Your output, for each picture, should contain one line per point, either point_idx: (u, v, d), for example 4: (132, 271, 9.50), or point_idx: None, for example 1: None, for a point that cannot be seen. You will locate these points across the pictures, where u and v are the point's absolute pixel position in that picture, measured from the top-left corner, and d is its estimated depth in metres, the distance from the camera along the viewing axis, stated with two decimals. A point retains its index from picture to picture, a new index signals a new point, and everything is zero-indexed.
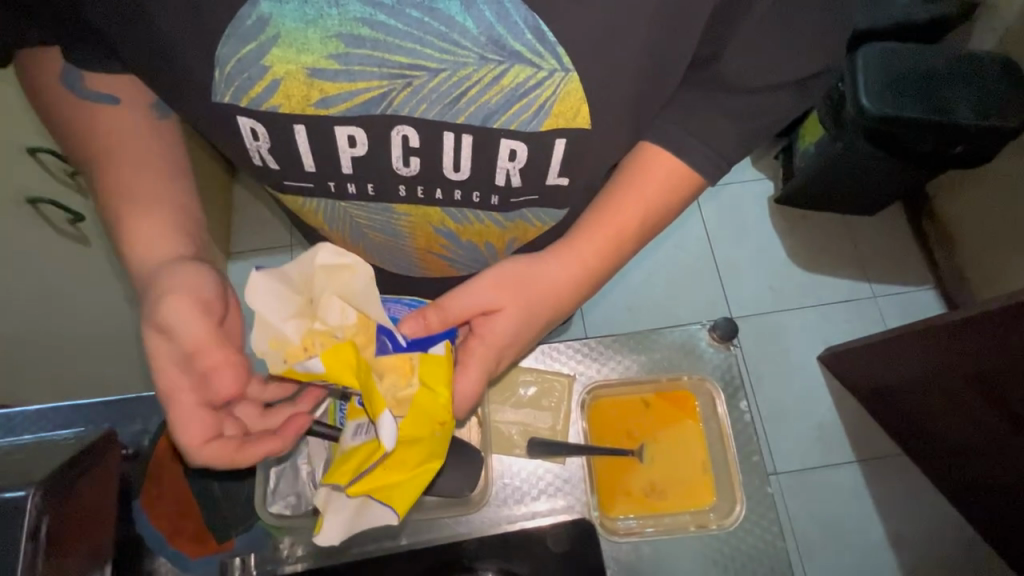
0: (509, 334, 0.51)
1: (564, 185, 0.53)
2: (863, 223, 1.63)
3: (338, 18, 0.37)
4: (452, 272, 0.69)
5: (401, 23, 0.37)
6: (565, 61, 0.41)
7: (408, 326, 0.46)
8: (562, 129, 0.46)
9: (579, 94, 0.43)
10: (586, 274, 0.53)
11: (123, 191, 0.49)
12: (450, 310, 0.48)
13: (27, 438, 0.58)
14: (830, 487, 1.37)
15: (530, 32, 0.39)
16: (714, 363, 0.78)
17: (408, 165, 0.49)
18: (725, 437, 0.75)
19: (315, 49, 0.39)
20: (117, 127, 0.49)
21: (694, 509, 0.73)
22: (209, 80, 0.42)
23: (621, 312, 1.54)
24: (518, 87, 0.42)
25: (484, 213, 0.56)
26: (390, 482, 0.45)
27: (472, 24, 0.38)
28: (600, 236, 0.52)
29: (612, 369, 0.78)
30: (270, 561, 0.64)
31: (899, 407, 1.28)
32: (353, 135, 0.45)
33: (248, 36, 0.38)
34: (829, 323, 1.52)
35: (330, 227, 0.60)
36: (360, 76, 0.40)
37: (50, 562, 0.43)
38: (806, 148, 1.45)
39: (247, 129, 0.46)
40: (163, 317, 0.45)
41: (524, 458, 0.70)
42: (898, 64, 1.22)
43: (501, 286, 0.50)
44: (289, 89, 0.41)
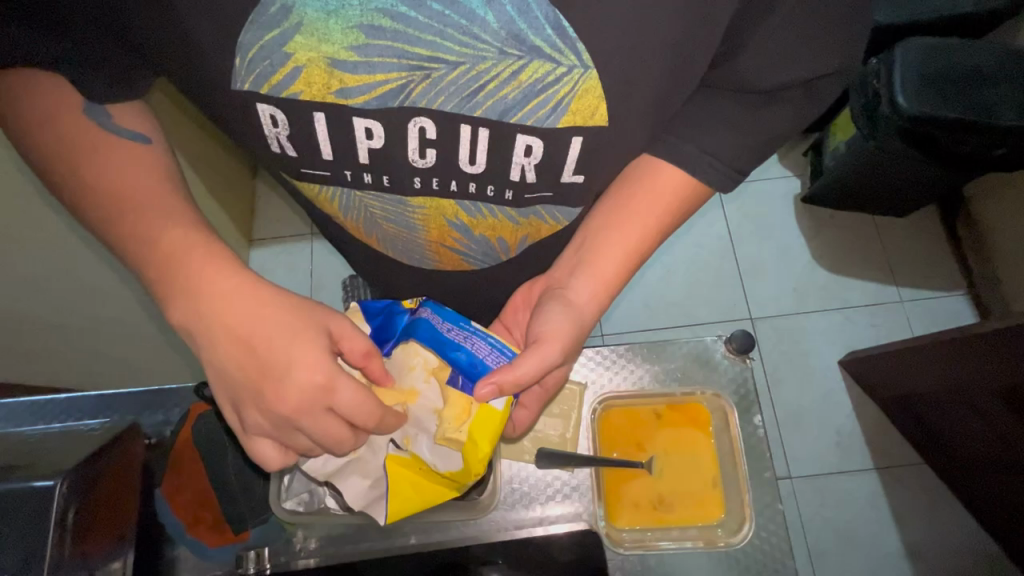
0: (561, 377, 0.54)
1: (580, 182, 0.52)
2: (893, 224, 1.58)
3: (359, 8, 0.36)
4: (463, 266, 0.69)
5: (422, 15, 0.37)
6: (585, 57, 0.40)
7: (481, 394, 0.45)
8: (581, 127, 0.45)
9: (599, 91, 0.42)
10: (608, 290, 0.54)
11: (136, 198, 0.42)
12: (523, 376, 0.47)
13: (55, 426, 0.59)
14: (847, 493, 1.35)
15: (551, 28, 0.38)
16: (729, 375, 0.75)
17: (424, 157, 0.49)
18: (736, 454, 0.71)
19: (335, 40, 0.38)
20: (122, 154, 0.43)
21: (699, 522, 0.71)
22: (230, 67, 0.41)
23: (640, 309, 1.52)
24: (535, 83, 0.42)
25: (497, 207, 0.56)
26: (410, 495, 0.51)
27: (492, 18, 0.37)
28: (623, 261, 0.53)
29: (624, 380, 0.75)
30: (284, 553, 0.64)
31: (922, 415, 1.24)
32: (370, 127, 0.45)
33: (272, 23, 0.37)
34: (853, 327, 1.48)
35: (344, 216, 0.60)
36: (379, 67, 0.40)
37: (80, 548, 0.46)
38: (836, 148, 1.41)
39: (267, 116, 0.45)
40: (268, 369, 0.41)
41: (532, 465, 0.68)
42: (940, 58, 1.16)
43: (561, 339, 0.49)
44: (311, 77, 0.41)
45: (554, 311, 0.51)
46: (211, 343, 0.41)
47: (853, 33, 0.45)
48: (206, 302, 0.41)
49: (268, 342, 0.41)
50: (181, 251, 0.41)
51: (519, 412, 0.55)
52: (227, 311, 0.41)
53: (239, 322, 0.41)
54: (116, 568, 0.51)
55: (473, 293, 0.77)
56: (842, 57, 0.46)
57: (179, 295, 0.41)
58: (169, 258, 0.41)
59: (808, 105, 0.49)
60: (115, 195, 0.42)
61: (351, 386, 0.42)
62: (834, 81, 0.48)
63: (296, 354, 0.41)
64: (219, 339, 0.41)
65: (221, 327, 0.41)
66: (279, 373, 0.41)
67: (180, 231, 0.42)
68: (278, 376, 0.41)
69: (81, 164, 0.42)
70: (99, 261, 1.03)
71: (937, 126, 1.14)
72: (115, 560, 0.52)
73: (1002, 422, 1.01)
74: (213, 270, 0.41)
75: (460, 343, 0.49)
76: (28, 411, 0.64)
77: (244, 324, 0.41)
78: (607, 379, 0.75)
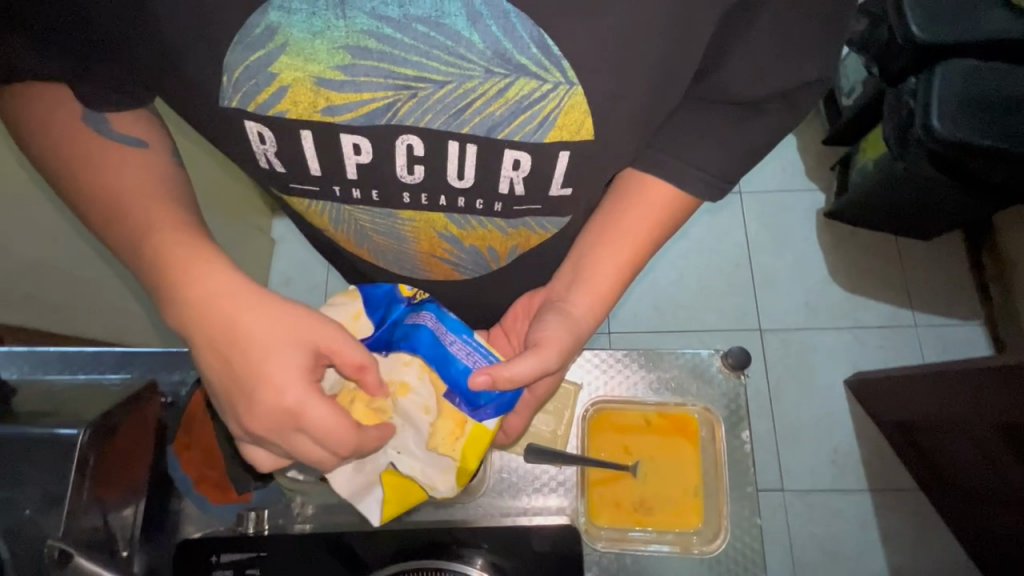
0: (556, 383, 0.55)
1: (569, 194, 0.53)
2: (916, 247, 1.55)
3: (345, 30, 0.38)
4: (455, 276, 0.69)
5: (407, 37, 0.38)
6: (571, 74, 0.41)
7: (477, 381, 0.46)
8: (569, 141, 0.46)
9: (585, 108, 0.44)
10: (604, 303, 0.55)
11: (132, 215, 0.45)
12: (517, 375, 0.48)
13: (82, 376, 0.62)
14: (836, 511, 1.36)
15: (536, 46, 0.39)
16: (721, 391, 0.66)
17: (412, 173, 0.50)
18: (720, 467, 0.63)
19: (321, 60, 0.39)
20: (127, 164, 0.46)
21: (678, 529, 0.62)
22: (217, 85, 0.42)
23: (648, 309, 1.52)
24: (522, 101, 0.43)
25: (486, 218, 0.56)
26: (397, 499, 0.52)
27: (478, 38, 0.39)
28: (614, 272, 0.55)
29: (619, 384, 0.67)
30: (282, 515, 0.62)
31: (921, 442, 1.24)
32: (358, 143, 0.46)
33: (257, 44, 0.39)
34: (861, 348, 1.47)
35: (334, 229, 0.61)
36: (366, 87, 0.41)
37: (94, 492, 0.50)
38: (865, 164, 1.39)
39: (255, 133, 0.46)
40: (245, 384, 0.42)
41: (520, 457, 0.63)
42: (980, 82, 1.14)
43: (559, 346, 0.51)
44: (296, 96, 0.42)
45: (553, 322, 0.53)
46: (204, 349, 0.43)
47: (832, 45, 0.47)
48: (197, 308, 0.42)
49: (246, 357, 0.41)
50: (184, 254, 0.43)
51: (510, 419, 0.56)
52: (212, 311, 0.42)
53: (224, 332, 0.42)
54: (127, 516, 0.55)
55: (472, 299, 0.78)
56: (822, 66, 0.48)
57: (175, 298, 0.43)
58: (171, 260, 0.43)
59: (789, 113, 0.51)
60: (107, 195, 0.45)
61: (323, 407, 0.41)
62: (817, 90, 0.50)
63: (272, 371, 0.41)
64: (204, 344, 0.42)
65: (205, 328, 0.42)
66: (257, 388, 0.41)
67: (178, 237, 0.44)
68: (253, 391, 0.41)
69: (85, 182, 0.45)
70: None
71: (972, 152, 1.11)
72: (127, 509, 0.55)
73: (1001, 455, 1.01)
74: (207, 275, 0.42)
75: (458, 356, 0.49)
76: (56, 360, 0.64)
77: (229, 335, 0.42)
78: (597, 379, 0.67)
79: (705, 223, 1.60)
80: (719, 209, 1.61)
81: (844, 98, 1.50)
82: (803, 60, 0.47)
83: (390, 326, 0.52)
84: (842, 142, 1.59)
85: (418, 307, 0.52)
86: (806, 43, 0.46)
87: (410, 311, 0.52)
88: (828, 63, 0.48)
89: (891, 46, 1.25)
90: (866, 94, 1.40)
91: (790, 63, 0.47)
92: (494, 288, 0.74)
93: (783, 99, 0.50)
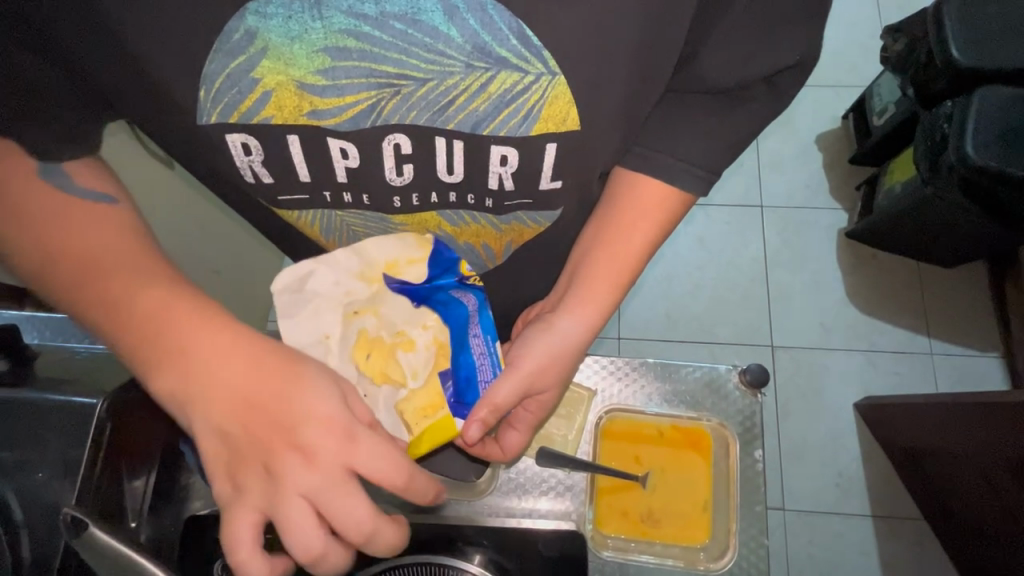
0: (552, 398, 0.55)
1: (558, 188, 0.53)
2: (937, 274, 1.53)
3: (323, 31, 0.37)
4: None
5: (386, 34, 0.38)
6: (551, 63, 0.41)
7: (471, 432, 0.49)
8: (555, 133, 0.47)
9: (569, 98, 0.44)
10: (601, 315, 0.54)
11: (110, 288, 0.39)
12: (501, 402, 0.50)
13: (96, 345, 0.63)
14: (837, 535, 1.34)
15: (515, 38, 0.39)
16: (735, 407, 0.65)
17: (401, 174, 0.50)
18: (731, 485, 0.62)
19: (302, 64, 0.39)
20: (94, 223, 0.41)
21: (684, 544, 0.61)
22: (194, 103, 0.43)
23: (659, 318, 1.51)
24: (505, 93, 0.43)
25: (479, 215, 0.57)
26: None
27: (456, 33, 0.39)
28: (612, 284, 0.54)
29: (637, 394, 0.67)
30: None
31: (929, 471, 1.23)
32: (344, 147, 0.47)
33: (237, 50, 0.39)
34: (873, 371, 1.46)
35: (327, 239, 0.61)
36: (348, 88, 0.41)
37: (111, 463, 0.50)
38: (893, 186, 1.38)
39: (239, 144, 0.46)
40: (260, 445, 0.36)
41: (530, 460, 0.62)
42: (1015, 112, 1.11)
43: (539, 366, 0.52)
44: (281, 100, 0.42)
45: (532, 337, 0.54)
46: (205, 412, 0.37)
47: (813, 26, 0.47)
48: (198, 365, 0.38)
49: (264, 409, 0.37)
50: (181, 314, 0.39)
51: (510, 436, 0.56)
52: (219, 382, 0.38)
53: (233, 387, 0.38)
54: (139, 485, 0.55)
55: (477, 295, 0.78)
56: (800, 47, 0.48)
57: (171, 361, 0.38)
58: (164, 323, 0.38)
59: (779, 103, 0.52)
60: (83, 265, 0.39)
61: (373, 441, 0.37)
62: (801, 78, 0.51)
63: (292, 426, 0.37)
64: (206, 407, 0.37)
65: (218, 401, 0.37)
66: (278, 442, 0.36)
67: (172, 301, 0.39)
68: (272, 450, 0.36)
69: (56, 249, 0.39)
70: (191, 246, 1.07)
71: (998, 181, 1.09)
72: (138, 479, 0.55)
73: (1010, 492, 0.99)
74: (206, 333, 0.39)
75: (471, 351, 0.51)
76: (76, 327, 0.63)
77: (238, 389, 0.38)
78: (611, 387, 0.67)
79: (721, 235, 1.59)
80: (737, 222, 1.60)
81: (875, 116, 1.48)
82: (773, 44, 0.48)
83: (432, 283, 0.53)
84: (868, 163, 1.58)
85: (467, 287, 0.53)
86: (779, 26, 0.47)
87: (458, 286, 0.53)
88: (812, 40, 0.48)
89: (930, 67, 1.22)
90: (895, 119, 1.39)
91: (767, 45, 0.48)
92: (504, 285, 0.74)
93: (765, 85, 0.51)
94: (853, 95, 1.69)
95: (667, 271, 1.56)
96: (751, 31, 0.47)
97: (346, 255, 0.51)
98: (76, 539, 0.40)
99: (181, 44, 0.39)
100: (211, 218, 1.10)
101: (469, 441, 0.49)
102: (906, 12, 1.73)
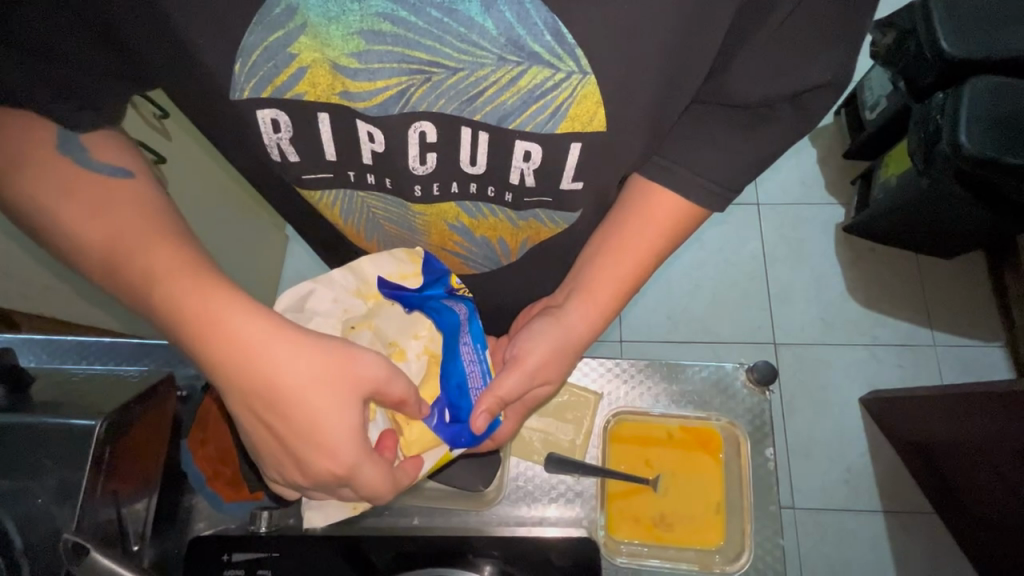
0: (552, 390, 0.56)
1: (578, 189, 0.54)
2: (937, 266, 1.53)
3: (360, 13, 0.37)
4: (464, 268, 0.69)
5: (422, 21, 0.38)
6: (583, 62, 0.42)
7: (479, 424, 0.50)
8: (580, 133, 0.47)
9: (599, 99, 0.44)
10: (603, 313, 0.55)
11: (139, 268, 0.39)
12: (505, 395, 0.51)
13: (100, 366, 0.62)
14: (848, 532, 1.33)
15: (549, 34, 0.40)
16: (744, 406, 0.65)
17: (424, 163, 0.50)
18: (743, 485, 0.61)
19: (337, 46, 0.39)
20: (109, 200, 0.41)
21: (699, 547, 0.60)
22: (229, 77, 0.43)
23: (661, 320, 1.51)
24: (535, 88, 0.43)
25: (498, 208, 0.57)
26: None
27: (492, 25, 0.39)
28: (616, 283, 0.54)
29: (642, 394, 0.65)
30: (293, 515, 0.58)
31: (938, 466, 1.22)
32: (371, 132, 0.47)
33: (276, 24, 0.39)
34: (878, 366, 1.45)
35: (345, 221, 0.61)
36: (380, 74, 0.41)
37: (108, 485, 0.49)
38: (888, 179, 1.38)
39: (269, 120, 0.46)
40: (290, 442, 0.41)
41: (539, 468, 0.61)
42: (1009, 100, 1.11)
43: (540, 361, 0.52)
44: (315, 78, 0.42)
45: (536, 333, 0.54)
46: (239, 396, 0.40)
47: (839, 42, 0.47)
48: (228, 355, 0.39)
49: (291, 416, 0.40)
50: (201, 291, 0.39)
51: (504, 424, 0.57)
52: (244, 374, 0.39)
53: (258, 382, 0.39)
54: (140, 509, 0.54)
55: (482, 297, 0.77)
56: (834, 67, 0.48)
57: (203, 340, 0.39)
58: (188, 305, 0.39)
59: (803, 122, 0.51)
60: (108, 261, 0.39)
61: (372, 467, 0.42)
62: (834, 96, 0.50)
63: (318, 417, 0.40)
64: (240, 394, 0.40)
65: (253, 388, 0.39)
66: (309, 443, 0.40)
67: (190, 283, 0.39)
68: (300, 447, 0.40)
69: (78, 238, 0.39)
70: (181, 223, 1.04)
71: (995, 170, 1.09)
72: (139, 502, 0.54)
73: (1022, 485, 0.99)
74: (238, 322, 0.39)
75: (461, 358, 0.53)
76: (74, 349, 0.64)
77: (265, 384, 0.39)
78: (619, 390, 0.66)
79: (721, 233, 1.59)
80: (736, 220, 1.60)
81: (867, 111, 1.49)
82: (805, 62, 0.47)
83: (423, 294, 0.54)
84: (863, 157, 1.57)
85: (456, 298, 0.55)
86: (810, 33, 0.46)
87: (448, 297, 0.55)
88: (842, 56, 0.47)
89: (919, 61, 1.22)
90: (889, 109, 1.39)
91: (796, 60, 0.47)
92: (512, 286, 0.74)
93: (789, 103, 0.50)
94: (846, 91, 1.70)
95: (668, 271, 1.56)
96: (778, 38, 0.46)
97: (343, 272, 0.52)
98: (77, 569, 0.39)
99: (215, 35, 0.40)
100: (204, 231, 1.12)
101: (478, 432, 0.50)
102: (895, 6, 1.75)
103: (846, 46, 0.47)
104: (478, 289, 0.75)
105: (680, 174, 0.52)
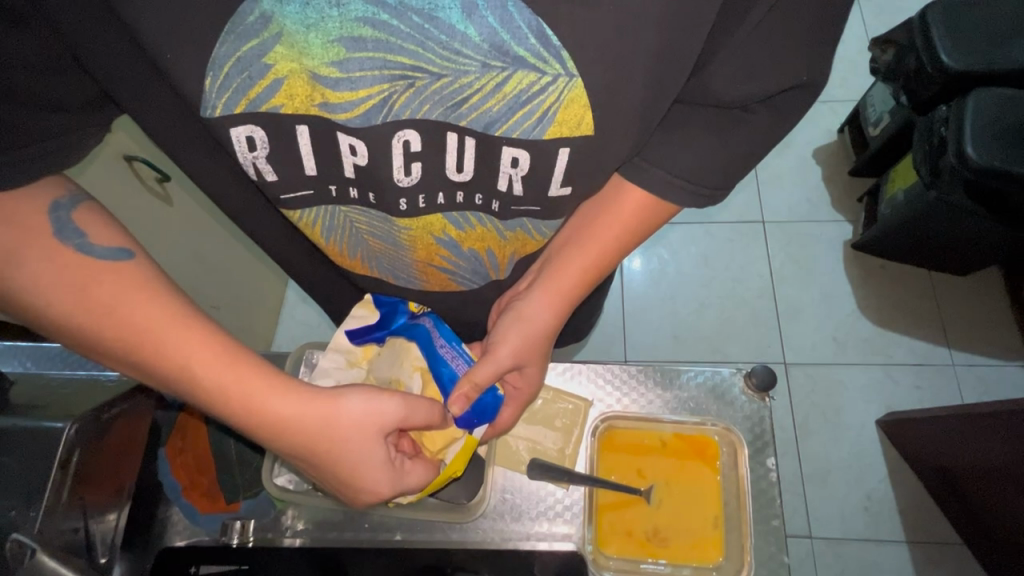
0: (539, 378, 0.57)
1: (568, 195, 0.52)
2: (952, 282, 1.49)
3: (338, 20, 0.37)
4: (453, 286, 0.67)
5: (404, 25, 0.38)
6: (569, 65, 0.41)
7: (455, 408, 0.52)
8: (568, 138, 0.46)
9: (585, 101, 0.43)
10: (571, 298, 0.56)
11: (161, 351, 0.40)
12: (480, 381, 0.53)
13: (78, 373, 0.61)
14: (872, 565, 1.25)
15: (533, 36, 0.39)
16: (744, 413, 0.61)
17: (409, 174, 0.49)
18: (742, 495, 0.58)
19: (316, 54, 0.39)
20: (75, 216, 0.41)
21: (696, 564, 0.56)
22: (200, 95, 0.43)
23: (665, 341, 1.47)
24: (520, 94, 0.43)
25: (485, 217, 0.55)
26: None
27: (473, 32, 0.39)
28: (586, 261, 0.56)
29: (633, 401, 0.63)
30: (270, 530, 0.57)
31: (965, 491, 1.16)
32: (353, 145, 0.46)
33: (251, 33, 0.39)
34: (894, 386, 1.40)
35: (327, 240, 0.59)
36: (361, 83, 0.41)
37: (75, 494, 0.47)
38: (895, 195, 1.36)
39: (244, 138, 0.46)
40: (339, 481, 0.47)
41: (525, 478, 0.58)
42: (1016, 112, 1.10)
43: (515, 347, 0.54)
44: (293, 88, 0.42)
45: (509, 322, 0.56)
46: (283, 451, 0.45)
47: (830, 34, 0.46)
48: (266, 427, 0.43)
49: (334, 462, 0.45)
50: (232, 368, 0.42)
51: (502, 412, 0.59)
52: (283, 438, 0.44)
53: (297, 444, 0.44)
54: (110, 521, 0.51)
55: (474, 315, 0.75)
56: (810, 70, 0.47)
57: (245, 419, 0.43)
58: (221, 384, 0.41)
59: (794, 117, 0.50)
60: (112, 338, 0.40)
61: (411, 482, 0.48)
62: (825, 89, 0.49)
63: (355, 453, 0.45)
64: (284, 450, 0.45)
65: (300, 447, 0.44)
66: (354, 478, 0.46)
67: (218, 358, 0.41)
68: (349, 482, 0.46)
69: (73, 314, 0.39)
70: (185, 233, 1.07)
71: (1006, 181, 1.06)
72: (110, 513, 0.52)
73: None
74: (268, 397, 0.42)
75: (446, 361, 0.55)
76: (59, 356, 0.62)
77: (305, 444, 0.44)
78: (610, 395, 0.63)
79: (724, 252, 1.56)
80: (741, 239, 1.57)
81: (870, 128, 1.48)
82: (785, 62, 0.46)
83: (391, 327, 0.58)
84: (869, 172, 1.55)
85: (419, 317, 0.58)
86: (800, 31, 0.45)
87: (410, 319, 0.58)
88: (830, 48, 0.47)
89: (920, 76, 1.22)
90: (892, 125, 1.38)
91: (780, 62, 0.46)
92: None
93: (780, 100, 0.49)
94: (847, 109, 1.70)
95: (672, 292, 1.53)
96: (767, 35, 0.45)
97: (328, 358, 0.57)
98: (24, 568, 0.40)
99: (192, 37, 0.40)
100: (208, 250, 1.15)
101: (453, 416, 0.53)
102: (891, 24, 1.75)
103: (835, 37, 0.46)
104: (468, 309, 0.72)
105: (667, 173, 0.51)
